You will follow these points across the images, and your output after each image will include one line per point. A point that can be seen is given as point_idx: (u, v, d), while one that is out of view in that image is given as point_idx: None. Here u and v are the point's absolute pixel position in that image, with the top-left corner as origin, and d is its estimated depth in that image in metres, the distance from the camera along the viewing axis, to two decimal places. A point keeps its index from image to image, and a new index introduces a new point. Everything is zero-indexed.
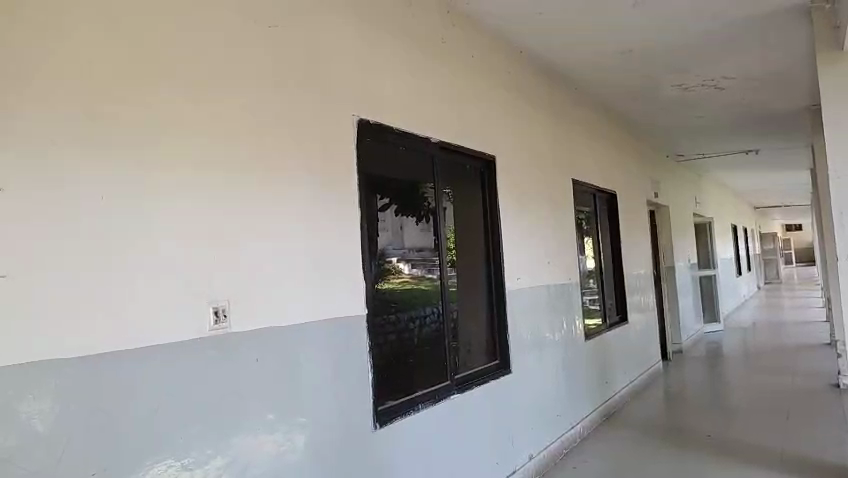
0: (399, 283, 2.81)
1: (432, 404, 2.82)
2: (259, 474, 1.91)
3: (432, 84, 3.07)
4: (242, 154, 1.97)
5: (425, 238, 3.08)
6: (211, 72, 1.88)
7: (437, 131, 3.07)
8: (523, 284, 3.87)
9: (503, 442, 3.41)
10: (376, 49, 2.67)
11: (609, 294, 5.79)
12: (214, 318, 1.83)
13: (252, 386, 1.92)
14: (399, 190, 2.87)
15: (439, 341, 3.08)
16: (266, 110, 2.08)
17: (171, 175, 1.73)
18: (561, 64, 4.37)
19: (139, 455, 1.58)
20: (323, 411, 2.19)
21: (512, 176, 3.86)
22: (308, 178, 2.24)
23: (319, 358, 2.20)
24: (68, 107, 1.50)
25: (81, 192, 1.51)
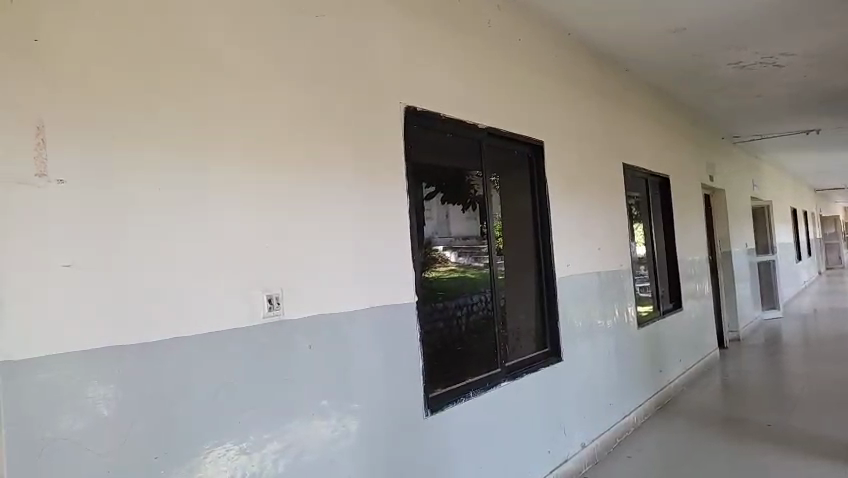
0: (447, 272, 2.80)
1: (482, 393, 2.82)
2: (314, 460, 1.95)
3: (479, 70, 3.03)
4: (291, 145, 1.99)
5: (473, 227, 3.06)
6: (260, 65, 1.90)
7: (483, 117, 3.04)
8: (574, 272, 3.81)
9: (556, 430, 3.38)
10: (423, 37, 2.65)
11: (662, 281, 5.65)
12: (268, 305, 1.86)
13: (306, 374, 1.95)
14: (446, 179, 2.86)
15: (490, 330, 3.07)
16: (315, 102, 2.09)
17: (224, 166, 1.77)
18: (610, 46, 4.26)
19: (199, 440, 1.63)
20: (375, 399, 2.21)
21: (561, 161, 3.79)
22: (357, 166, 2.25)
23: (369, 347, 2.21)
24: (124, 102, 1.53)
25: (139, 184, 1.55)
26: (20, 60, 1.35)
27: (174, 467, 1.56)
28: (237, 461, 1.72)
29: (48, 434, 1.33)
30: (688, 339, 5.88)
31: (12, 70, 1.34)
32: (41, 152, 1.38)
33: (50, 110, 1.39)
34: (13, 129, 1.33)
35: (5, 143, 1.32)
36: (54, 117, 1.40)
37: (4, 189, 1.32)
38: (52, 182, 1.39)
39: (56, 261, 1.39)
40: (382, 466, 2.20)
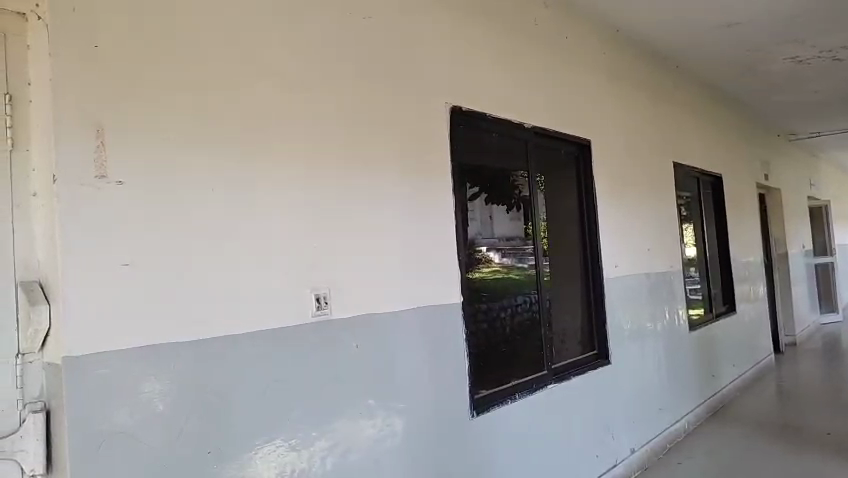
0: (491, 273, 2.78)
1: (528, 395, 2.79)
2: (361, 458, 1.96)
3: (525, 69, 3.00)
4: (339, 146, 2.01)
5: (517, 227, 3.03)
6: (309, 67, 1.93)
7: (529, 117, 3.01)
8: (622, 273, 3.73)
9: (604, 434, 3.33)
10: (469, 37, 2.64)
11: (714, 284, 5.49)
12: (316, 304, 1.88)
13: (352, 372, 1.96)
14: (491, 179, 2.84)
15: (536, 332, 3.04)
16: (361, 104, 2.10)
17: (273, 166, 1.79)
18: (660, 42, 4.17)
19: (250, 436, 1.66)
20: (422, 399, 2.21)
21: (609, 160, 3.72)
22: (403, 165, 2.25)
23: (415, 347, 2.21)
24: (179, 106, 1.58)
25: (193, 186, 1.59)
26: (83, 66, 1.40)
27: (226, 462, 1.60)
28: (286, 458, 1.74)
29: (107, 428, 1.38)
30: (741, 344, 5.70)
31: (75, 75, 1.39)
32: (102, 154, 1.42)
33: (109, 114, 1.44)
34: (76, 132, 1.38)
35: (69, 146, 1.37)
36: (113, 120, 1.45)
37: (69, 191, 1.37)
38: (111, 183, 1.43)
39: (116, 260, 1.44)
40: (429, 466, 2.21)
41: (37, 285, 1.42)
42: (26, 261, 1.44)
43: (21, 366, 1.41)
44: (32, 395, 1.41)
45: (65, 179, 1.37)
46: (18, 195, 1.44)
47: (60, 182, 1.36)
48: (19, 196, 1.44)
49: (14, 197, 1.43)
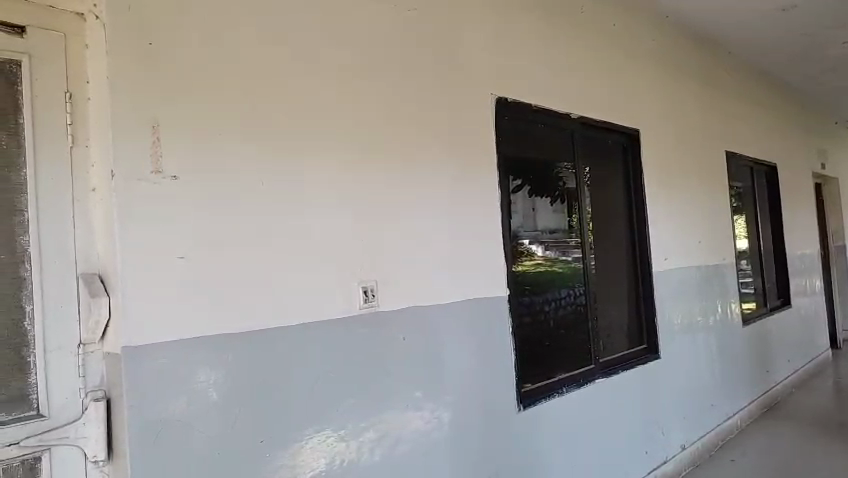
0: (534, 266, 2.74)
1: (575, 389, 2.75)
2: (409, 451, 1.97)
3: (570, 58, 2.95)
4: (385, 139, 2.00)
5: (561, 220, 2.99)
6: (354, 61, 1.93)
7: (575, 107, 2.96)
8: (672, 266, 3.64)
9: (654, 430, 3.27)
10: (514, 27, 2.60)
11: (768, 277, 5.31)
12: (363, 297, 1.88)
13: (399, 364, 1.97)
14: (534, 171, 2.79)
15: (582, 325, 2.99)
16: (406, 97, 2.10)
17: (320, 160, 1.80)
18: (711, 28, 4.03)
19: (300, 427, 1.68)
20: (468, 392, 2.21)
21: (658, 150, 3.63)
22: (448, 157, 2.24)
23: (461, 340, 2.20)
24: (228, 101, 1.60)
25: (243, 180, 1.61)
26: (139, 65, 1.44)
27: (278, 451, 1.63)
28: (336, 448, 1.76)
29: (163, 416, 1.42)
30: (796, 338, 5.51)
31: (129, 74, 1.42)
32: (156, 151, 1.46)
33: (162, 111, 1.47)
34: (132, 128, 1.42)
35: (126, 143, 1.41)
36: (166, 117, 1.48)
37: (125, 185, 1.40)
38: (166, 178, 1.47)
39: (171, 253, 1.47)
40: (477, 460, 2.20)
41: (97, 278, 1.44)
42: (87, 254, 1.45)
43: (83, 355, 1.43)
44: (94, 383, 1.44)
45: (123, 175, 1.40)
46: (78, 192, 1.45)
47: (117, 178, 1.40)
48: (80, 192, 1.45)
49: (74, 193, 1.45)
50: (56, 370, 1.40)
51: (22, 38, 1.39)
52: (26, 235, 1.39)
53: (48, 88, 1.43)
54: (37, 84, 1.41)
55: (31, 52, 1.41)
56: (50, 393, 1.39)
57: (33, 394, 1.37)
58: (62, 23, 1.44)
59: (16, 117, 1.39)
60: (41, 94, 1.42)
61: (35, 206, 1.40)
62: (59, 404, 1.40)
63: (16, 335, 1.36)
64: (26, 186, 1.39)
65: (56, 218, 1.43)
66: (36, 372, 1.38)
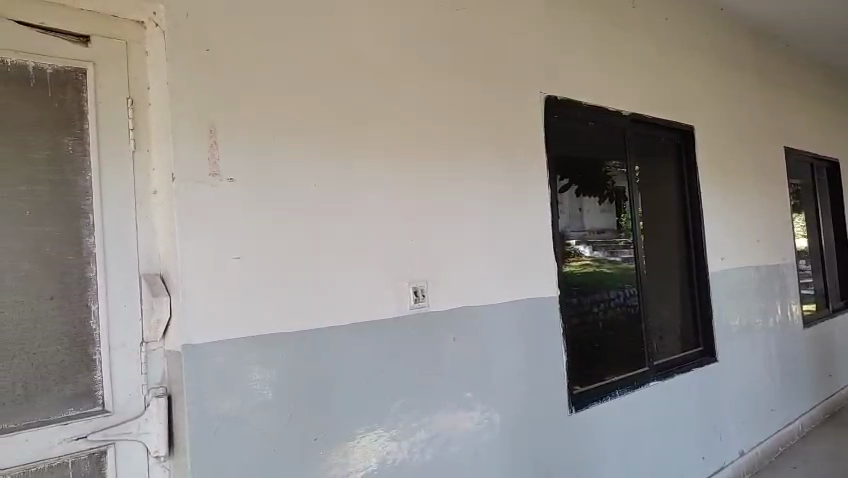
0: (581, 267, 2.68)
1: (628, 392, 2.69)
2: (460, 452, 1.97)
3: (621, 54, 2.89)
4: (436, 140, 2.00)
5: (611, 220, 2.93)
6: (405, 63, 1.93)
7: (627, 103, 2.90)
8: (729, 266, 3.53)
9: (711, 434, 3.18)
10: (563, 24, 2.57)
11: (830, 277, 5.10)
12: (414, 297, 1.88)
13: (448, 365, 1.96)
14: (583, 169, 2.74)
15: (635, 327, 2.93)
16: (457, 97, 2.09)
17: (373, 161, 1.81)
18: (769, 20, 3.89)
19: (352, 426, 1.70)
20: (519, 394, 2.18)
21: (713, 147, 3.52)
22: (498, 156, 2.22)
23: (511, 342, 2.18)
24: (281, 104, 1.62)
25: (297, 183, 1.64)
26: (196, 69, 1.47)
27: (331, 449, 1.64)
28: (387, 448, 1.77)
29: (220, 413, 1.45)
30: None
31: (189, 79, 1.46)
32: (215, 153, 1.49)
33: (220, 115, 1.51)
34: (191, 133, 1.46)
35: (185, 145, 1.45)
36: (223, 121, 1.51)
37: (186, 186, 1.44)
38: (224, 181, 1.50)
39: (228, 254, 1.50)
40: (528, 462, 2.18)
41: (159, 278, 1.49)
42: (149, 255, 1.50)
43: (145, 353, 1.47)
44: (155, 380, 1.47)
45: (183, 177, 1.44)
46: (140, 193, 1.49)
47: (178, 181, 1.43)
48: (141, 194, 1.49)
49: (136, 195, 1.49)
50: (119, 368, 1.44)
51: (87, 47, 1.45)
52: (92, 237, 1.44)
53: (113, 95, 1.48)
54: (101, 90, 1.46)
55: (95, 60, 1.45)
56: (114, 390, 1.43)
57: (99, 390, 1.42)
58: (123, 31, 1.49)
59: (81, 123, 1.44)
60: (104, 100, 1.46)
61: (100, 208, 1.44)
62: (122, 400, 1.43)
63: (82, 335, 1.41)
64: (90, 188, 1.44)
65: (120, 220, 1.47)
66: (101, 370, 1.42)
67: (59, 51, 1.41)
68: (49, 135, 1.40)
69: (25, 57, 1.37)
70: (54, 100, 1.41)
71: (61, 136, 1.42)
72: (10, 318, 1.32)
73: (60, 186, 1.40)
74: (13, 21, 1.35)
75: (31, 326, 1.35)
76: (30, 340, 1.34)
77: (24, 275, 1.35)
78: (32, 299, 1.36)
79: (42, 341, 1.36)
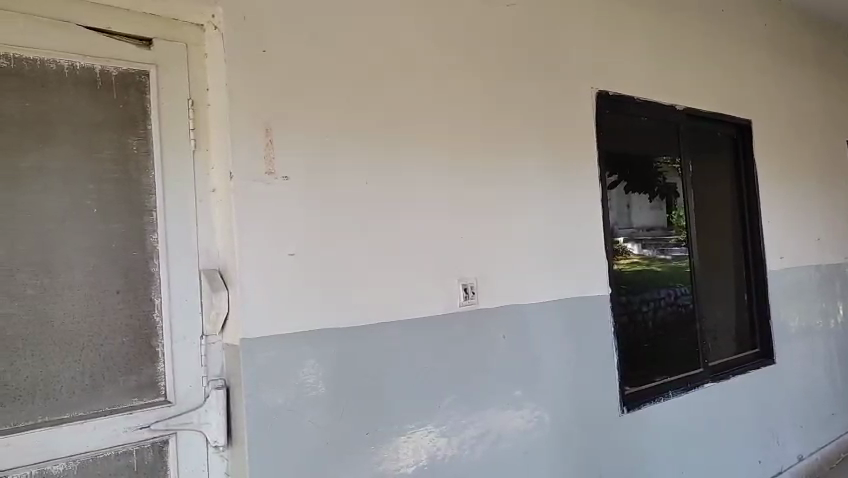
0: (629, 266, 2.61)
1: (680, 393, 2.63)
2: (509, 449, 1.96)
3: (675, 48, 2.82)
4: (486, 138, 2.00)
5: (660, 217, 2.87)
6: (455, 60, 1.93)
7: (681, 97, 2.83)
8: (788, 265, 3.41)
9: (768, 438, 3.09)
10: (615, 18, 2.53)
11: None
12: (464, 294, 1.88)
13: (497, 363, 1.95)
14: (632, 166, 2.68)
15: (687, 327, 2.86)
16: (507, 94, 2.08)
17: (424, 159, 1.82)
18: (832, 9, 3.74)
19: (402, 422, 1.71)
20: (568, 393, 2.16)
21: (771, 141, 3.40)
22: (548, 152, 2.20)
23: (561, 341, 2.16)
24: (335, 102, 1.64)
25: (350, 180, 1.66)
26: (253, 70, 1.51)
27: (382, 444, 1.66)
28: (437, 444, 1.78)
29: (275, 407, 1.48)
30: None
31: (246, 80, 1.50)
32: (271, 152, 1.53)
33: (276, 116, 1.54)
34: (249, 133, 1.49)
35: (242, 144, 1.48)
36: (279, 121, 1.54)
37: (244, 185, 1.48)
38: (279, 179, 1.53)
39: (283, 251, 1.53)
40: (578, 462, 2.16)
41: (218, 274, 1.53)
42: (208, 251, 1.55)
43: (205, 346, 1.52)
44: (214, 372, 1.52)
45: (241, 176, 1.47)
46: (200, 190, 1.54)
47: (236, 179, 1.47)
48: (200, 193, 1.54)
49: (196, 193, 1.54)
50: (181, 360, 1.49)
51: (149, 50, 1.49)
52: (155, 233, 1.49)
53: (174, 96, 1.52)
54: (163, 92, 1.51)
55: (158, 62, 1.50)
56: (176, 381, 1.48)
57: (162, 381, 1.47)
58: (183, 34, 1.54)
59: (145, 124, 1.49)
60: (166, 101, 1.51)
61: (163, 205, 1.49)
62: (184, 391, 1.48)
63: (146, 327, 1.46)
64: (153, 186, 1.49)
65: (182, 217, 1.51)
66: (164, 362, 1.47)
67: (124, 54, 1.46)
68: (116, 136, 1.45)
69: (93, 60, 1.42)
70: (119, 101, 1.46)
71: (127, 136, 1.46)
72: (78, 311, 1.38)
73: (126, 184, 1.45)
74: (81, 26, 1.41)
75: (99, 318, 1.40)
76: (97, 332, 1.40)
77: (92, 269, 1.40)
78: (100, 292, 1.41)
79: (109, 334, 1.41)
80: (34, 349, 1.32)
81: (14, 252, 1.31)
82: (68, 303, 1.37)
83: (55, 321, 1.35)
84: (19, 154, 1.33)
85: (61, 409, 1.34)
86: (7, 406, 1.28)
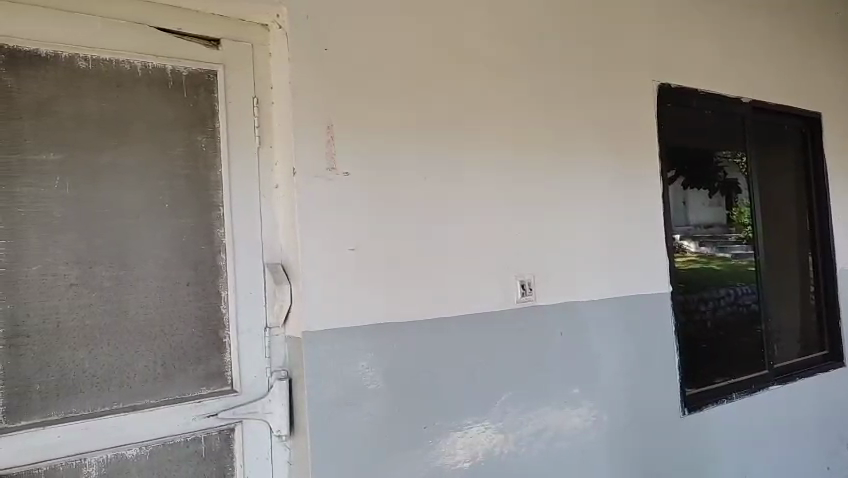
0: (687, 264, 2.52)
1: (742, 395, 2.56)
2: (566, 449, 1.94)
3: (738, 39, 2.73)
4: (544, 134, 1.99)
5: (718, 213, 2.79)
6: (513, 56, 1.93)
7: (746, 90, 2.74)
8: None
9: (836, 444, 2.96)
10: (674, 9, 2.47)
11: None
12: (521, 290, 1.87)
13: (555, 361, 1.94)
14: (690, 161, 2.61)
15: (750, 328, 2.76)
16: (565, 90, 2.06)
17: (482, 155, 1.82)
18: None
19: (459, 417, 1.72)
20: (626, 393, 2.13)
21: (842, 133, 3.25)
22: (607, 148, 2.17)
23: (619, 340, 2.13)
24: (394, 99, 1.66)
25: (409, 177, 1.67)
26: (316, 68, 1.54)
27: (440, 439, 1.68)
28: (494, 440, 1.78)
29: (335, 398, 1.51)
30: None
31: (310, 78, 1.53)
32: (333, 149, 1.55)
33: (338, 113, 1.56)
34: (312, 129, 1.52)
35: (305, 141, 1.51)
36: (341, 119, 1.57)
37: (306, 181, 1.51)
38: (340, 175, 1.56)
39: (343, 246, 1.56)
40: (637, 464, 2.12)
41: (281, 268, 1.57)
42: (272, 246, 1.59)
43: (269, 338, 1.56)
44: (277, 363, 1.56)
45: (304, 172, 1.51)
46: (264, 186, 1.58)
47: (299, 175, 1.50)
48: (265, 188, 1.58)
49: (260, 189, 1.58)
50: (247, 351, 1.53)
51: (217, 49, 1.54)
52: (222, 228, 1.53)
53: (240, 94, 1.56)
54: (231, 90, 1.55)
55: (225, 61, 1.54)
56: (242, 372, 1.52)
57: (228, 371, 1.52)
58: (249, 34, 1.58)
59: (213, 122, 1.54)
60: (233, 99, 1.55)
61: (230, 201, 1.53)
62: (249, 381, 1.52)
63: (214, 318, 1.51)
64: (220, 182, 1.53)
65: (247, 212, 1.55)
66: (230, 352, 1.52)
67: (193, 54, 1.51)
68: (186, 134, 1.50)
69: (165, 60, 1.47)
70: (189, 100, 1.51)
71: (196, 134, 1.51)
72: (151, 302, 1.43)
73: (195, 180, 1.50)
74: (154, 28, 1.46)
75: (170, 309, 1.45)
76: (169, 322, 1.45)
77: (164, 262, 1.46)
78: (171, 284, 1.46)
79: (179, 325, 1.46)
80: (110, 338, 1.38)
81: (92, 245, 1.37)
82: (141, 294, 1.42)
83: (130, 312, 1.41)
84: (97, 151, 1.39)
85: (135, 397, 1.40)
86: (86, 391, 1.34)
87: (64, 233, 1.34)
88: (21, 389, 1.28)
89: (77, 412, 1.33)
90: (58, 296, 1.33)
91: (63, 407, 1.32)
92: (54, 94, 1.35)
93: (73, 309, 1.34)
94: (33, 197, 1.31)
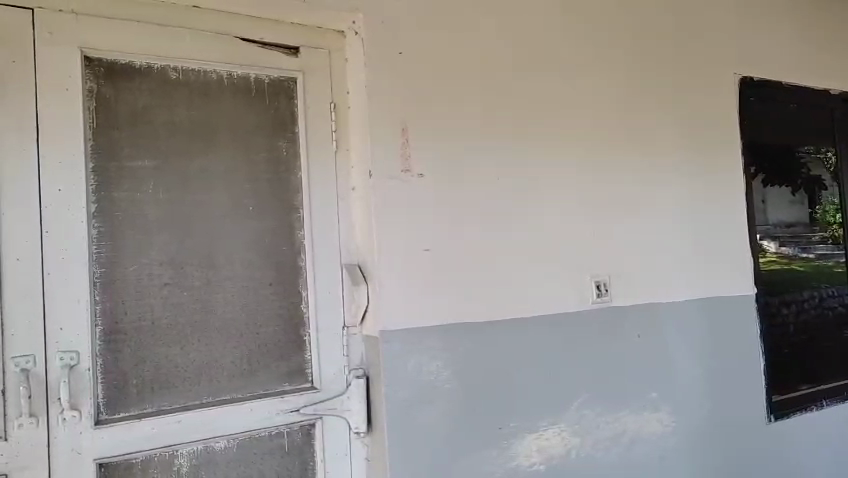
0: (770, 265, 2.40)
1: (827, 404, 2.44)
2: (645, 453, 1.90)
3: (823, 27, 2.61)
4: (618, 132, 1.96)
5: (803, 212, 2.58)
6: (585, 54, 1.90)
7: (833, 81, 2.60)
8: None
9: None
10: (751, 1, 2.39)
11: None
12: (597, 291, 1.84)
13: (633, 363, 1.90)
14: (774, 157, 2.47)
15: (833, 332, 2.62)
16: (639, 87, 2.02)
17: (556, 155, 1.81)
18: None
19: (534, 419, 1.71)
20: (707, 398, 2.06)
21: None
22: (683, 146, 2.12)
23: (699, 342, 2.06)
24: (467, 100, 1.67)
25: (483, 177, 1.68)
26: (390, 71, 1.56)
27: (515, 439, 1.67)
28: (570, 442, 1.76)
29: (412, 397, 1.53)
30: None
31: (385, 82, 1.56)
32: (408, 151, 1.57)
33: (413, 115, 1.59)
34: (388, 132, 1.55)
35: (381, 143, 1.54)
36: (416, 122, 1.59)
37: (383, 183, 1.53)
38: (414, 176, 1.58)
39: (418, 246, 1.58)
40: (718, 471, 2.06)
41: (358, 267, 1.60)
42: (349, 246, 1.62)
43: (347, 337, 1.60)
44: (355, 361, 1.60)
45: (380, 174, 1.53)
46: (341, 188, 1.62)
47: (376, 176, 1.53)
48: (342, 191, 1.62)
49: (337, 191, 1.62)
50: (326, 349, 1.57)
51: (296, 57, 1.59)
52: (302, 229, 1.58)
53: (318, 100, 1.61)
54: (309, 96, 1.60)
55: (304, 68, 1.59)
56: (321, 370, 1.56)
57: (308, 369, 1.56)
58: (326, 41, 1.62)
59: (293, 127, 1.59)
60: (311, 105, 1.60)
61: (309, 204, 1.58)
62: (328, 378, 1.57)
63: (295, 317, 1.56)
64: (300, 185, 1.58)
65: (325, 215, 1.60)
66: (310, 350, 1.56)
67: (275, 62, 1.56)
68: (268, 139, 1.56)
69: (248, 69, 1.53)
70: (271, 107, 1.57)
71: (277, 139, 1.57)
72: (237, 301, 1.49)
73: (277, 184, 1.56)
74: (238, 38, 1.52)
75: (255, 307, 1.51)
76: (253, 321, 1.51)
77: (248, 263, 1.51)
78: (256, 284, 1.52)
79: (263, 323, 1.52)
80: (200, 336, 1.44)
81: (184, 246, 1.44)
82: (228, 293, 1.49)
83: (217, 310, 1.47)
84: (187, 157, 1.46)
85: (223, 392, 1.46)
86: (177, 386, 1.41)
87: (157, 235, 1.42)
88: (119, 383, 1.36)
89: (169, 406, 1.40)
90: (152, 295, 1.40)
91: (157, 400, 1.39)
92: (148, 104, 1.43)
93: (166, 308, 1.42)
94: (130, 202, 1.39)
